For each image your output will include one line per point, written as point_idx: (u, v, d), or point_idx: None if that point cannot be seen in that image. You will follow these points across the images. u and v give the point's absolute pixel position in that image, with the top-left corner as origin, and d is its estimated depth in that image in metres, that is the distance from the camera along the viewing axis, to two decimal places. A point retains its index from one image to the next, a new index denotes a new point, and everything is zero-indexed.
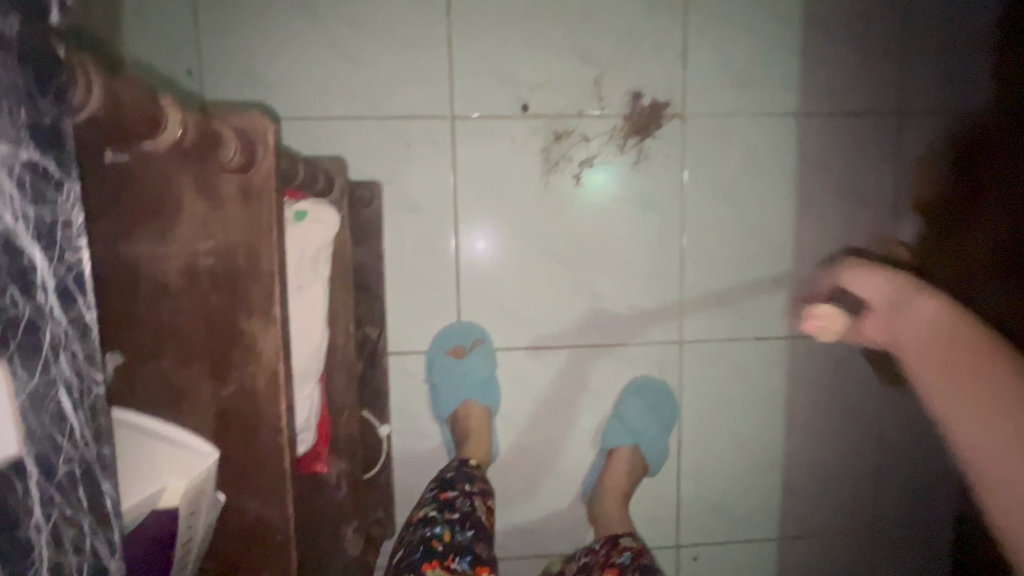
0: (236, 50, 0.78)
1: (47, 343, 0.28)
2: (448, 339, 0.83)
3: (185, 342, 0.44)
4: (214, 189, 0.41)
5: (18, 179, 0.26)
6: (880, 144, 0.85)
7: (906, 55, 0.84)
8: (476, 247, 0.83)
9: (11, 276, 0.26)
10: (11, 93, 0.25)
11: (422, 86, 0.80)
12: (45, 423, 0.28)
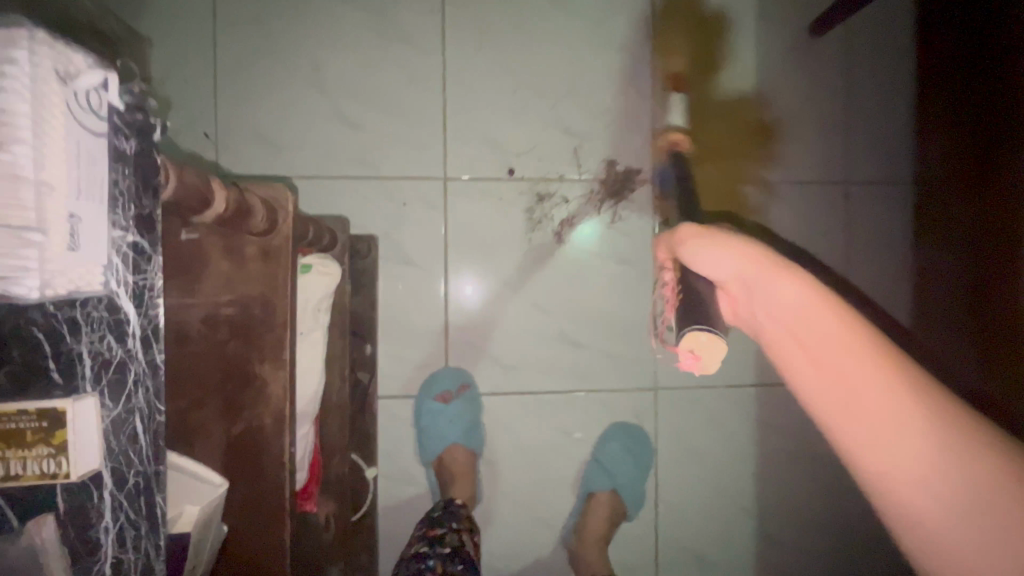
0: (250, 116, 0.86)
1: (129, 379, 0.37)
2: (436, 385, 0.87)
3: (201, 384, 0.48)
4: (238, 249, 0.47)
5: (123, 256, 0.35)
6: (831, 210, 0.95)
7: (849, 132, 0.95)
8: (464, 293, 0.89)
9: (109, 326, 0.35)
10: (124, 195, 0.35)
11: (418, 151, 0.88)
12: (121, 442, 0.36)
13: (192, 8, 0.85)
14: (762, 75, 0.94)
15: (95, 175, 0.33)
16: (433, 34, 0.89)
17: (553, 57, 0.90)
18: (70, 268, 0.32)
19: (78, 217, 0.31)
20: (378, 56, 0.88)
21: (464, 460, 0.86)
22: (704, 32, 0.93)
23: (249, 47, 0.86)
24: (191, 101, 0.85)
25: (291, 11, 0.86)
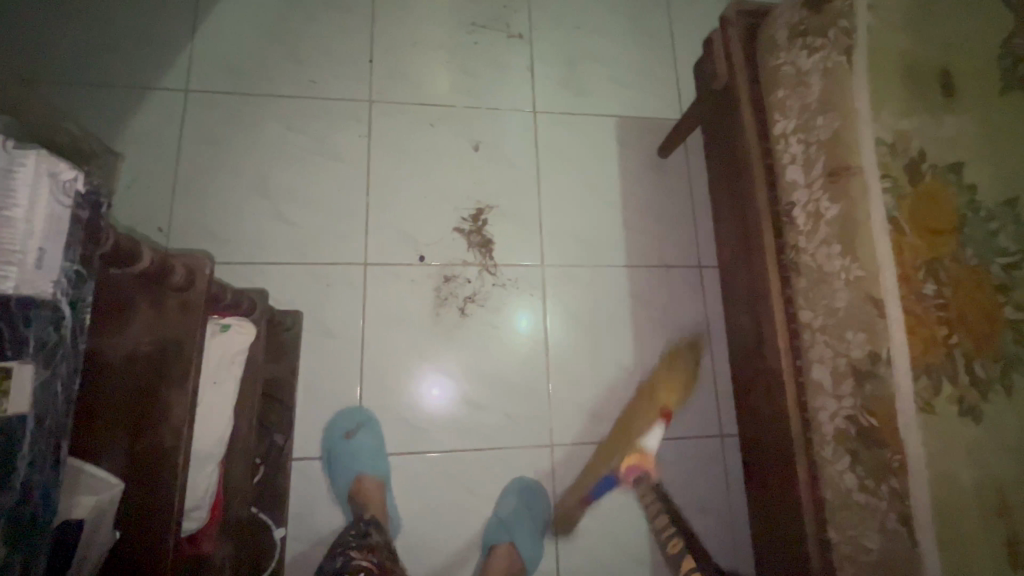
0: (199, 214, 1.03)
1: (56, 357, 0.49)
2: (338, 424, 0.97)
3: (114, 407, 0.59)
4: (161, 302, 0.61)
5: (68, 276, 0.49)
6: (688, 288, 1.16)
7: (695, 227, 1.20)
8: (434, 394, 1.02)
9: (49, 318, 0.48)
10: (77, 232, 0.50)
11: (342, 241, 1.06)
12: (47, 402, 0.49)
13: (161, 131, 1.05)
14: (624, 185, 1.20)
15: (58, 218, 0.48)
16: (361, 153, 1.11)
17: (457, 170, 1.14)
18: (35, 281, 0.46)
19: (45, 248, 0.47)
20: (314, 168, 1.09)
21: (374, 489, 0.94)
22: (576, 153, 1.20)
23: (206, 160, 1.06)
24: (149, 202, 1.02)
25: (245, 134, 1.08)
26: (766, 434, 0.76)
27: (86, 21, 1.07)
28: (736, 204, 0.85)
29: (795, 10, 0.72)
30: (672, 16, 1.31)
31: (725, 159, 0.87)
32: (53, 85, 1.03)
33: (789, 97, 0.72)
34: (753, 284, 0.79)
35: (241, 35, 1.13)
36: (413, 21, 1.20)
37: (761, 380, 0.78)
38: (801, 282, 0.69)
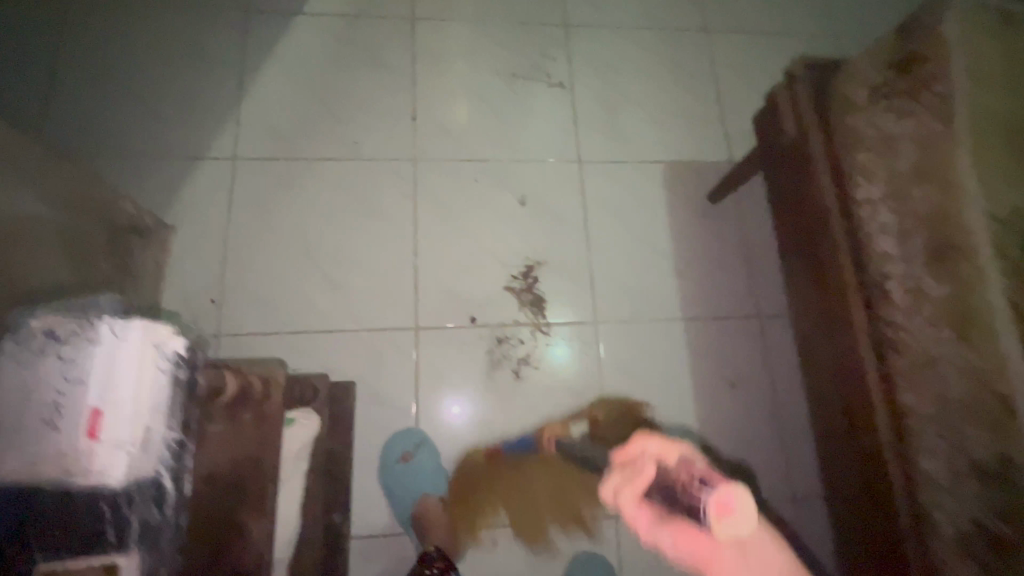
0: (250, 282, 1.02)
1: (152, 515, 0.55)
2: (395, 447, 0.96)
3: (202, 526, 0.60)
4: (236, 420, 0.63)
5: (170, 446, 0.57)
6: (749, 341, 1.10)
7: (751, 273, 1.14)
8: (455, 410, 1.00)
9: (154, 489, 0.55)
10: (176, 391, 0.58)
11: (391, 304, 1.04)
12: (148, 555, 0.54)
13: (210, 200, 1.05)
14: (674, 232, 1.16)
15: (160, 391, 0.56)
16: (406, 212, 1.10)
17: (504, 226, 1.12)
18: (140, 462, 0.54)
19: (151, 426, 0.55)
20: (361, 230, 1.07)
21: (437, 510, 0.92)
22: (624, 202, 1.17)
23: (255, 228, 1.05)
24: (200, 273, 1.01)
25: (291, 199, 1.07)
26: (862, 501, 0.73)
27: (136, 95, 1.09)
28: (812, 258, 0.80)
29: (877, 71, 0.68)
30: (714, 54, 1.28)
31: (797, 211, 0.83)
32: (105, 160, 1.04)
33: (874, 161, 0.68)
34: (840, 348, 0.75)
35: (285, 98, 1.12)
36: (452, 75, 1.19)
37: (855, 449, 0.73)
38: (899, 361, 0.65)
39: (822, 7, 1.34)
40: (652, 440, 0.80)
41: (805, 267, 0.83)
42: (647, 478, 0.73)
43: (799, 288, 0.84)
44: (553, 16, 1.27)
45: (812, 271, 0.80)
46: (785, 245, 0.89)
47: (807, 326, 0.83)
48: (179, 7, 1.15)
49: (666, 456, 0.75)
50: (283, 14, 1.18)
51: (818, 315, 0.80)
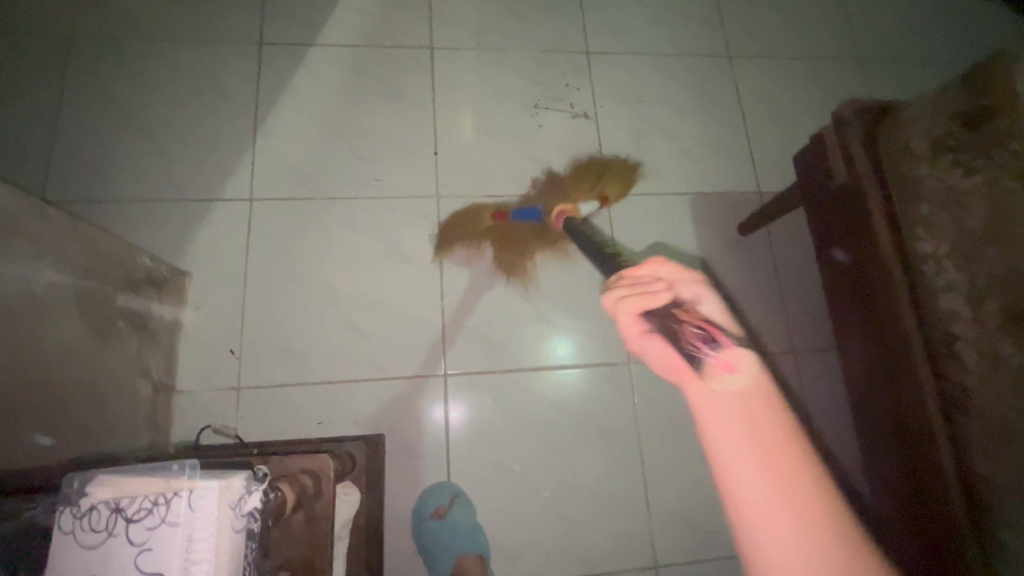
0: (271, 330, 0.97)
1: None
2: (427, 505, 0.92)
3: None
4: (286, 523, 0.59)
5: None
6: (786, 376, 1.07)
7: (786, 308, 1.11)
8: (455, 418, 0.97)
9: None
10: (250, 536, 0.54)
11: (418, 349, 1.00)
12: None
13: (227, 244, 1.00)
14: (706, 266, 1.12)
15: (238, 542, 0.52)
16: (431, 250, 1.06)
17: (531, 264, 1.08)
18: None
19: None
20: (385, 272, 1.03)
21: (477, 567, 0.89)
22: (654, 234, 1.13)
23: (273, 271, 1.00)
24: (219, 322, 0.96)
25: (311, 240, 1.03)
26: (927, 553, 0.71)
27: (145, 133, 1.04)
28: (864, 301, 0.78)
29: (940, 121, 0.65)
30: (738, 80, 1.26)
31: (847, 253, 0.81)
32: (116, 204, 0.99)
33: (939, 215, 0.65)
34: (897, 398, 0.73)
35: (301, 134, 1.08)
36: (473, 106, 1.16)
37: (920, 499, 0.71)
38: (972, 425, 0.63)
39: (845, 30, 1.32)
40: (662, 266, 1.04)
41: (856, 310, 0.80)
42: (658, 306, 0.93)
43: (850, 327, 0.83)
44: (574, 42, 1.24)
45: (866, 316, 0.78)
46: (833, 281, 0.87)
47: (861, 368, 0.81)
48: (188, 39, 1.11)
49: (679, 300, 0.95)
50: (296, 46, 1.14)
51: (873, 361, 0.78)
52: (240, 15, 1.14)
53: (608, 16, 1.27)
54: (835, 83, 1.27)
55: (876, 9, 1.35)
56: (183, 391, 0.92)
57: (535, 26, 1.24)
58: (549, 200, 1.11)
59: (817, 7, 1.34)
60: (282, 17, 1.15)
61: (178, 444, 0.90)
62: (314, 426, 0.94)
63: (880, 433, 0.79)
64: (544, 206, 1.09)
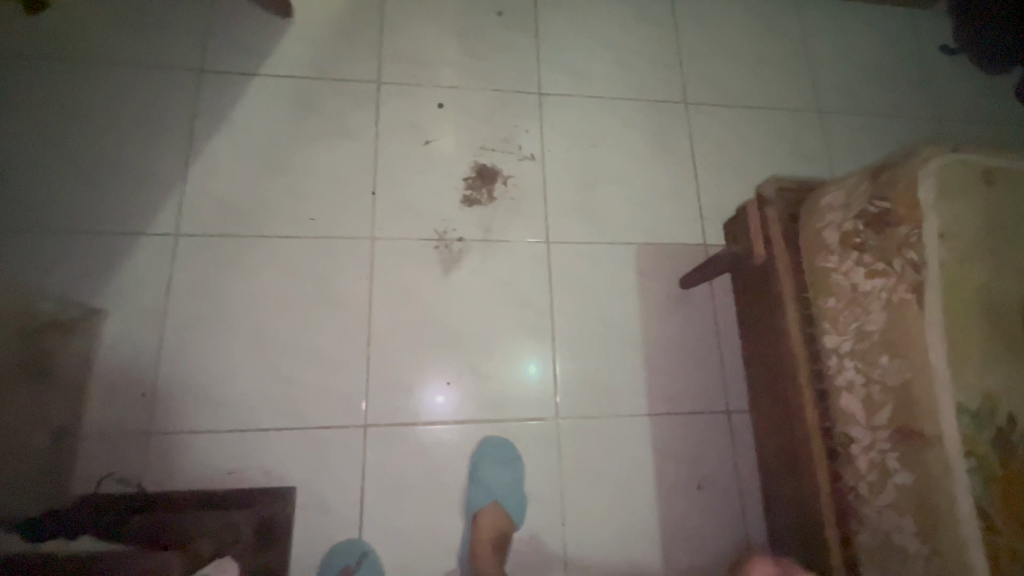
0: (187, 374, 0.95)
1: None
2: (334, 563, 0.90)
3: None
4: None
5: None
6: (719, 438, 1.06)
7: (724, 367, 1.10)
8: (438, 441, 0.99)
9: None
10: None
11: (341, 398, 0.98)
12: None
13: (148, 281, 0.97)
14: (646, 321, 1.11)
15: None
16: (364, 295, 1.03)
17: (465, 313, 1.06)
18: None
19: None
20: (314, 317, 1.01)
21: None
22: (595, 285, 1.11)
23: (195, 312, 0.97)
24: (133, 363, 0.93)
25: (237, 282, 1.00)
26: None
27: (72, 163, 1.01)
28: (773, 387, 0.76)
29: (849, 216, 0.64)
30: (693, 128, 1.24)
31: (761, 333, 0.79)
32: (34, 236, 0.96)
33: (843, 313, 0.63)
34: (799, 492, 0.70)
35: (236, 168, 1.05)
36: (419, 145, 1.13)
37: None
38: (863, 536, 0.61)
39: (806, 81, 1.31)
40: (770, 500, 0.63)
41: (766, 394, 0.78)
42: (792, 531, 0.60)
43: (760, 408, 0.81)
44: (529, 83, 1.22)
45: (775, 402, 0.76)
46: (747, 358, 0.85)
47: (768, 453, 0.79)
48: (126, 66, 1.08)
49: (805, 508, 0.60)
50: (239, 75, 1.11)
51: (778, 449, 0.76)
52: (184, 41, 1.11)
53: (565, 56, 1.25)
54: (792, 135, 1.26)
55: (839, 61, 1.34)
56: (88, 435, 0.89)
57: (490, 64, 1.21)
58: (655, 521, 1.01)
59: (780, 57, 1.33)
60: (227, 45, 1.12)
61: (77, 492, 0.87)
62: (225, 475, 0.91)
63: (781, 525, 0.77)
64: (654, 554, 0.99)
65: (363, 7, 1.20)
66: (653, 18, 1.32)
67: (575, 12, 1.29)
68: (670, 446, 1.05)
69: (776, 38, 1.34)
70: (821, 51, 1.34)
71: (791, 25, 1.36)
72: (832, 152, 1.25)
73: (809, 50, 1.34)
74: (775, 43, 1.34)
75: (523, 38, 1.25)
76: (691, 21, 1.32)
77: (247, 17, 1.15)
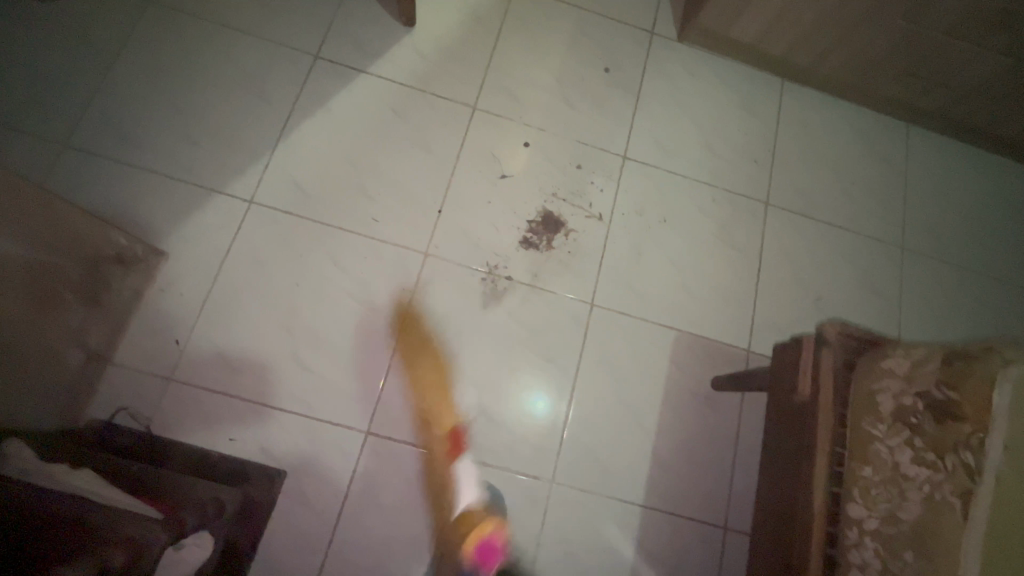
0: (220, 334, 0.98)
1: None
2: (302, 551, 0.92)
3: None
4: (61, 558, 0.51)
5: None
6: (706, 551, 1.02)
7: (732, 482, 1.05)
8: (414, 464, 0.98)
9: None
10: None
11: (351, 399, 0.99)
12: None
13: (212, 237, 1.02)
14: (664, 410, 1.08)
15: None
16: (401, 306, 1.05)
17: (491, 350, 1.06)
18: None
19: None
20: (348, 314, 1.03)
21: None
22: (626, 359, 1.10)
23: (245, 279, 1.02)
24: (177, 309, 0.98)
25: (289, 261, 1.04)
26: None
27: (178, 111, 1.08)
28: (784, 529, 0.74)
29: (910, 392, 0.62)
30: (766, 230, 1.21)
31: (786, 469, 0.77)
32: (127, 169, 1.03)
33: (877, 488, 0.61)
34: None
35: (320, 154, 1.10)
36: (493, 177, 1.15)
37: None
38: None
39: (897, 214, 1.26)
40: None
41: (778, 533, 0.76)
42: None
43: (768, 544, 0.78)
44: (615, 144, 1.22)
45: (782, 544, 0.73)
46: (769, 487, 0.82)
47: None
48: (252, 35, 1.15)
49: None
50: (347, 68, 1.16)
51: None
52: (308, 25, 1.18)
53: (657, 127, 1.25)
54: (866, 265, 1.21)
55: (938, 202, 1.28)
56: (118, 366, 0.94)
57: (581, 116, 1.23)
58: None
59: (876, 181, 1.28)
60: (345, 38, 1.18)
61: (92, 417, 0.92)
62: (225, 441, 0.94)
63: None
64: None
65: (480, 33, 1.24)
66: (756, 110, 1.30)
67: (679, 86, 1.29)
68: (655, 544, 1.01)
69: (877, 161, 1.29)
70: (921, 187, 1.29)
71: (898, 153, 1.30)
72: (903, 295, 1.20)
73: (908, 182, 1.29)
74: (875, 167, 1.29)
75: (622, 99, 1.25)
76: (793, 124, 1.30)
77: (371, 17, 1.21)
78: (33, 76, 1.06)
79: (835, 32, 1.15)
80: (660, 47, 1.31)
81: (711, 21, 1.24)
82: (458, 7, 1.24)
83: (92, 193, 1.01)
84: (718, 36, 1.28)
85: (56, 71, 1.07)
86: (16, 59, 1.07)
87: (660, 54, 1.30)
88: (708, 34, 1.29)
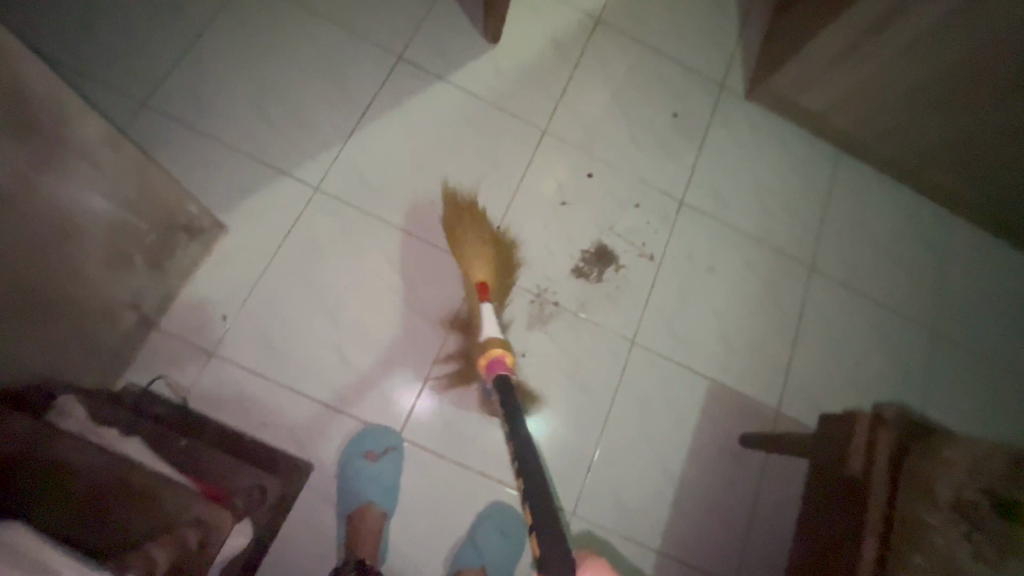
0: (266, 317, 0.98)
1: None
2: (363, 442, 0.95)
3: None
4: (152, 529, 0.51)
5: None
6: None
7: (747, 540, 1.05)
8: (438, 475, 0.97)
9: None
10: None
11: (386, 401, 0.99)
12: None
13: (274, 219, 1.02)
14: (691, 458, 1.08)
15: None
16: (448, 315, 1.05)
17: (529, 371, 1.06)
18: None
19: None
20: (397, 316, 1.03)
21: (374, 521, 0.90)
22: (659, 402, 1.10)
23: (299, 265, 1.01)
24: (230, 285, 0.98)
25: (345, 254, 1.04)
26: None
27: (258, 87, 1.09)
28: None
29: (973, 487, 0.64)
30: (809, 295, 1.23)
31: (829, 535, 0.78)
32: (201, 137, 1.04)
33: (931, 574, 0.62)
34: None
35: (391, 152, 1.11)
36: (554, 202, 1.16)
37: None
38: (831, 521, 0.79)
39: (937, 300, 1.27)
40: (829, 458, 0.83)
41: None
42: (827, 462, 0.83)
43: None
44: (674, 189, 1.24)
45: None
46: (812, 552, 0.82)
47: None
48: (341, 27, 1.16)
49: (825, 450, 0.85)
50: (428, 74, 1.18)
51: None
52: (397, 26, 1.19)
53: (715, 179, 1.27)
54: (899, 345, 1.23)
55: (977, 295, 1.30)
56: (163, 334, 0.93)
57: (645, 157, 1.25)
58: None
59: (919, 263, 1.30)
60: (429, 44, 1.20)
61: (128, 380, 0.90)
62: (257, 426, 0.93)
63: None
64: None
65: (560, 60, 1.26)
66: (813, 177, 1.32)
67: (742, 142, 1.31)
68: None
69: (923, 244, 1.31)
70: (961, 277, 1.30)
71: (944, 241, 1.32)
72: (931, 381, 1.21)
73: (949, 271, 1.30)
74: (921, 250, 1.31)
75: (686, 146, 1.28)
76: (847, 195, 1.32)
77: (457, 27, 1.22)
78: (123, 31, 1.07)
79: (902, 118, 1.18)
80: (729, 101, 1.33)
81: (783, 86, 1.27)
82: (541, 33, 1.27)
83: (164, 156, 1.02)
84: (786, 101, 1.31)
85: (147, 30, 1.08)
86: (110, 13, 1.08)
87: (728, 108, 1.33)
88: (776, 98, 1.31)
